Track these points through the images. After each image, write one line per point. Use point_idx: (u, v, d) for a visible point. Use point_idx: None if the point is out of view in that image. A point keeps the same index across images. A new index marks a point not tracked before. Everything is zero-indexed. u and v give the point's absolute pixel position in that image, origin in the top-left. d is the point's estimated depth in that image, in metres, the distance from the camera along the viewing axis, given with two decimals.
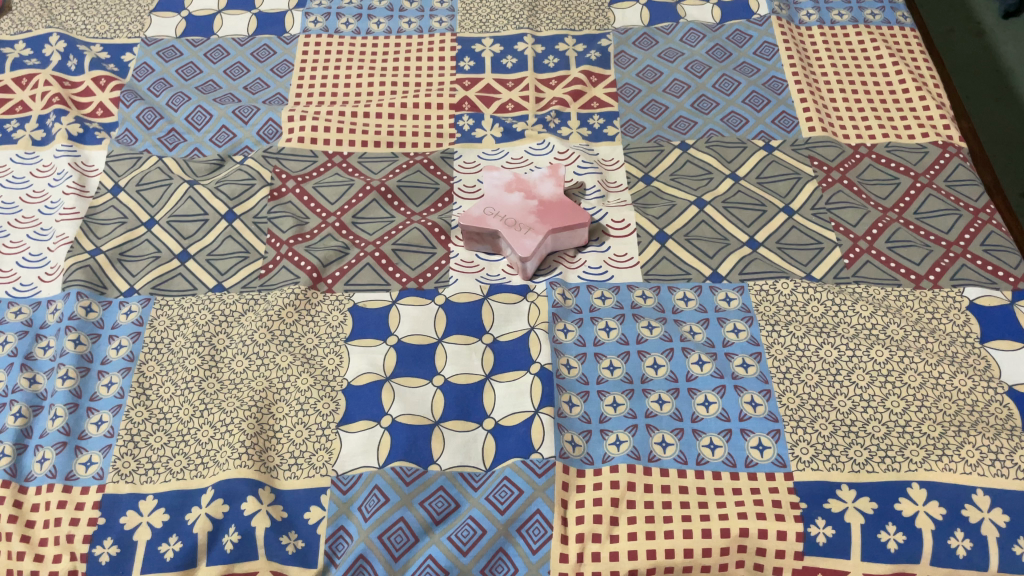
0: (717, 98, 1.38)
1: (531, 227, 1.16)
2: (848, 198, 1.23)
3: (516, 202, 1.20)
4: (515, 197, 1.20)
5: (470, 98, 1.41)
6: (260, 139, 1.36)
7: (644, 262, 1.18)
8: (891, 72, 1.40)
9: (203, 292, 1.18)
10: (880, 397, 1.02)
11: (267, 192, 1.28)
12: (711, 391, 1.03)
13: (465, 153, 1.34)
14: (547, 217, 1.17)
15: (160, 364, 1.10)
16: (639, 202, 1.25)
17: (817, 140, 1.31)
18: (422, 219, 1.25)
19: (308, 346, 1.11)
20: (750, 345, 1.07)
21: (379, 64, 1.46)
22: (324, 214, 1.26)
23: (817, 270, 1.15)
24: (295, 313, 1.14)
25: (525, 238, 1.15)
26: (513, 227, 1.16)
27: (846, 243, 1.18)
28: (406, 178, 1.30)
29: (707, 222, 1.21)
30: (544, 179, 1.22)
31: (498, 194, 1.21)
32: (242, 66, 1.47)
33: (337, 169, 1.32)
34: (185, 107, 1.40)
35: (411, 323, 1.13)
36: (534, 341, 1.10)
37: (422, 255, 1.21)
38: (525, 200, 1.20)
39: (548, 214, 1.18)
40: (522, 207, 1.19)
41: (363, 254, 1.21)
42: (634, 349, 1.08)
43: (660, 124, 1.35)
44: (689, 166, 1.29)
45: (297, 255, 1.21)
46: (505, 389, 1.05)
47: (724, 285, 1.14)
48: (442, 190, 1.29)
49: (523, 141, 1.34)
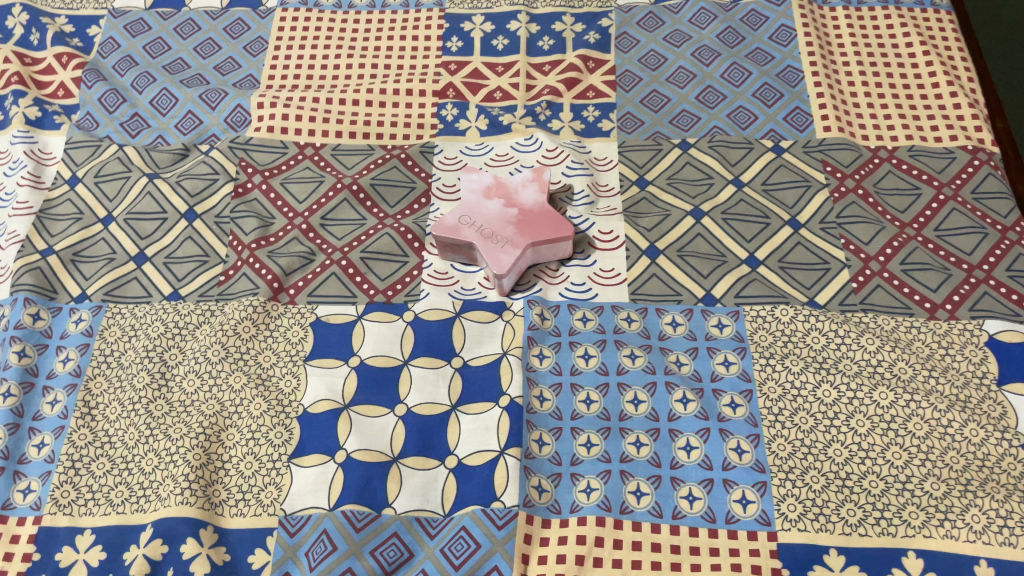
0: (725, 90, 1.25)
1: (510, 240, 1.07)
2: (862, 211, 1.12)
3: (495, 209, 1.10)
4: (494, 204, 1.10)
5: (455, 84, 1.29)
6: (228, 127, 1.26)
7: (632, 279, 1.08)
8: (920, 63, 1.26)
9: (157, 300, 1.10)
10: (880, 446, 0.93)
11: (231, 189, 1.19)
12: (694, 434, 0.94)
13: (446, 148, 1.23)
14: (527, 230, 1.07)
15: (108, 381, 1.04)
16: (630, 210, 1.14)
17: (832, 141, 1.19)
18: (395, 223, 1.16)
19: (264, 365, 1.04)
20: (740, 382, 0.98)
21: (360, 44, 1.35)
22: (291, 214, 1.17)
23: (821, 295, 1.05)
24: (253, 328, 1.06)
25: (501, 253, 1.05)
26: (490, 239, 1.07)
27: (855, 264, 1.07)
28: (381, 175, 1.20)
29: (703, 236, 1.11)
30: (526, 184, 1.12)
31: (475, 200, 1.11)
32: (214, 43, 1.37)
33: (308, 163, 1.23)
34: (149, 89, 1.31)
35: (376, 342, 1.05)
36: (505, 368, 1.01)
37: (393, 264, 1.12)
38: (503, 208, 1.10)
39: (529, 226, 1.08)
40: (501, 215, 1.09)
41: (330, 261, 1.12)
42: (614, 382, 0.99)
43: (659, 119, 1.24)
44: (688, 170, 1.18)
45: (259, 262, 1.12)
46: (471, 423, 0.97)
47: (717, 309, 1.05)
48: (419, 190, 1.19)
49: (509, 135, 1.23)
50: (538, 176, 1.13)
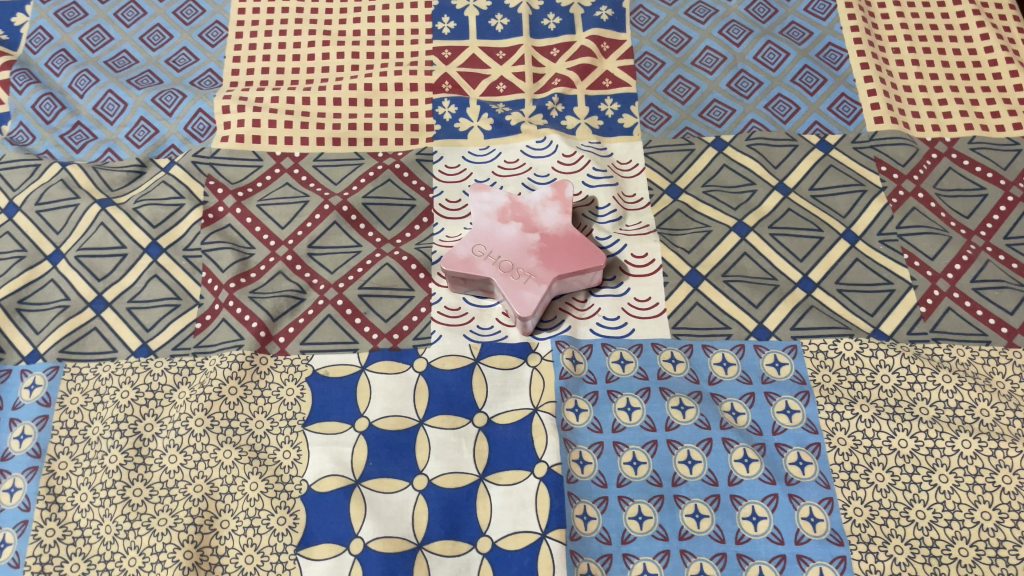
0: (761, 75, 1.10)
1: (533, 274, 0.92)
2: (925, 218, 0.99)
3: (513, 235, 0.95)
4: (511, 229, 0.95)
5: (451, 75, 1.13)
6: (189, 137, 1.09)
7: (672, 310, 0.95)
8: (975, 37, 1.13)
9: (124, 356, 0.95)
10: (967, 505, 0.83)
11: (199, 215, 1.03)
12: (759, 501, 0.83)
13: (447, 154, 1.07)
14: (552, 259, 0.93)
15: (74, 461, 0.89)
16: (664, 225, 1.00)
17: (885, 135, 1.05)
18: (395, 250, 1.01)
19: (257, 434, 0.90)
20: (806, 435, 0.87)
21: (337, 28, 1.17)
22: (274, 244, 1.01)
23: (886, 323, 0.93)
24: (240, 389, 0.92)
25: (525, 291, 0.91)
26: (510, 273, 0.92)
27: (923, 283, 0.95)
28: (374, 191, 1.04)
29: (750, 255, 0.97)
30: (547, 204, 0.97)
31: (489, 225, 0.96)
32: (163, 32, 1.18)
33: (288, 177, 1.06)
34: (92, 92, 1.12)
35: (385, 397, 0.91)
36: (537, 427, 0.88)
37: (397, 300, 0.98)
38: (523, 234, 0.95)
39: (553, 256, 0.93)
40: (521, 243, 0.94)
41: (323, 301, 0.97)
42: (662, 439, 0.87)
43: (688, 112, 1.09)
44: (725, 173, 1.03)
45: (240, 304, 0.97)
46: (504, 497, 0.85)
47: (772, 344, 0.92)
48: (420, 208, 1.04)
49: (518, 137, 1.08)
50: (559, 193, 0.98)
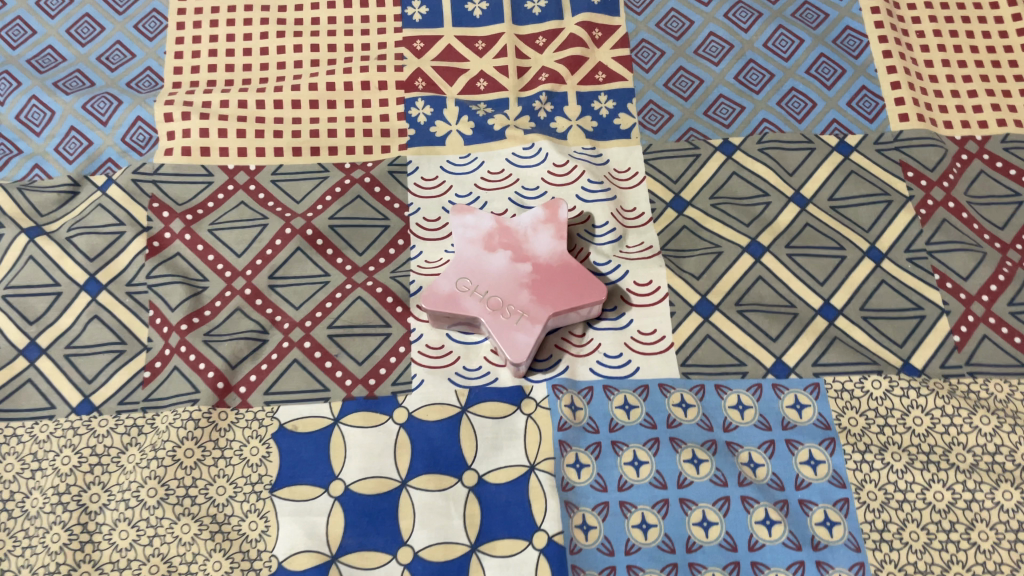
0: (772, 66, 0.99)
1: (526, 311, 0.82)
2: (957, 232, 0.89)
3: (502, 266, 0.84)
4: (500, 258, 0.84)
5: (425, 71, 1.00)
6: (128, 149, 0.96)
7: (680, 345, 0.85)
8: (1005, 19, 1.02)
9: (63, 413, 0.84)
10: (1011, 567, 0.75)
11: (143, 244, 0.90)
12: (784, 568, 0.75)
13: (422, 164, 0.95)
14: (546, 294, 0.82)
15: (11, 539, 0.78)
16: (669, 246, 0.90)
17: (911, 135, 0.94)
18: (367, 280, 0.89)
19: (219, 502, 0.80)
20: (833, 490, 0.78)
21: (294, 17, 1.03)
22: (230, 275, 0.90)
23: (917, 355, 0.84)
24: (198, 451, 0.81)
25: (518, 332, 0.81)
26: (500, 311, 0.82)
27: (955, 308, 0.86)
28: (342, 211, 0.92)
29: (765, 280, 0.87)
30: (538, 228, 0.86)
31: (474, 254, 0.85)
32: (93, 23, 1.04)
33: (243, 195, 0.93)
34: (13, 97, 0.98)
35: (362, 455, 0.81)
36: (535, 488, 0.79)
37: (372, 339, 0.87)
38: (512, 263, 0.84)
39: (548, 290, 0.83)
40: (510, 275, 0.83)
41: (288, 342, 0.86)
42: (674, 497, 0.78)
43: (691, 110, 0.97)
44: (736, 183, 0.93)
45: (193, 350, 0.86)
46: (500, 570, 0.76)
47: (792, 383, 0.83)
48: (394, 230, 0.92)
49: (503, 143, 0.96)
50: (551, 214, 0.86)
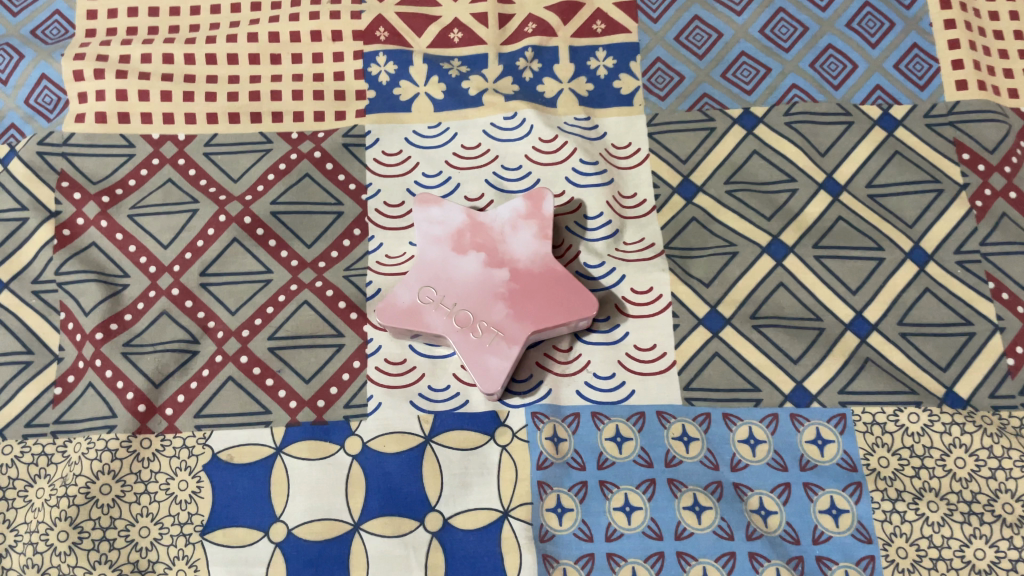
0: (806, 18, 0.83)
1: (501, 328, 0.68)
2: (1017, 230, 0.75)
3: (473, 272, 0.70)
4: (470, 262, 0.71)
5: (390, 19, 0.85)
6: (32, 113, 0.82)
7: (684, 365, 0.72)
8: None
9: None
10: None
11: (52, 232, 0.77)
12: None
13: (384, 134, 0.80)
14: (525, 307, 0.69)
15: None
16: (675, 243, 0.75)
17: (968, 107, 0.79)
18: (316, 279, 0.75)
19: (142, 546, 0.68)
20: (858, 546, 0.66)
21: None
22: (154, 271, 0.76)
23: (963, 382, 0.71)
24: (117, 486, 0.70)
25: (490, 354, 0.68)
26: (470, 328, 0.68)
27: (1011, 325, 0.73)
28: (286, 193, 0.78)
29: (787, 287, 0.74)
30: (518, 225, 0.72)
31: (441, 255, 0.71)
32: None
33: (171, 171, 0.79)
34: None
35: (308, 493, 0.69)
36: (508, 539, 0.68)
37: (320, 352, 0.74)
38: (486, 269, 0.70)
39: (527, 302, 0.69)
40: (483, 283, 0.70)
41: (222, 355, 0.73)
42: (670, 551, 0.66)
43: (706, 71, 0.81)
44: (757, 165, 0.77)
45: (110, 364, 0.73)
46: None
47: (814, 413, 0.70)
48: (348, 217, 0.77)
49: (479, 111, 0.81)
50: (532, 207, 0.72)
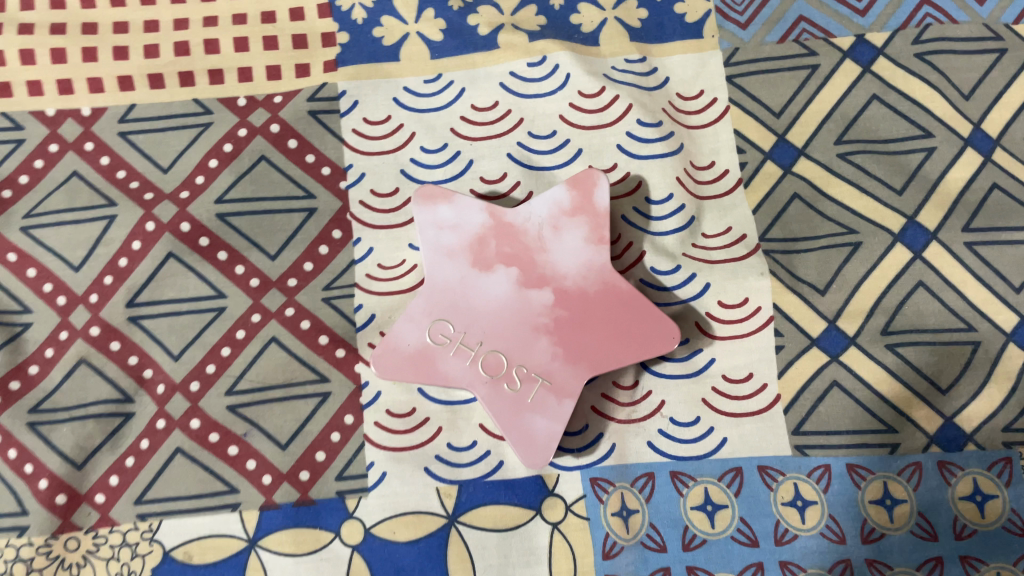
0: None
1: (548, 376, 0.49)
2: None
3: (504, 296, 0.51)
4: (499, 283, 0.51)
5: None
6: None
7: (792, 402, 0.53)
8: None
9: None
10: None
11: None
12: None
13: (364, 95, 0.58)
14: (580, 345, 0.50)
15: None
16: (772, 233, 0.55)
17: None
18: (285, 303, 0.55)
19: None
20: None
21: None
22: (64, 304, 0.56)
23: None
24: None
25: (534, 412, 0.49)
26: (504, 378, 0.49)
27: None
28: (235, 186, 0.57)
29: (928, 286, 0.54)
30: (560, 226, 0.52)
31: (457, 274, 0.51)
32: None
33: (76, 161, 0.57)
34: None
35: None
36: None
37: (298, 405, 0.54)
38: (520, 292, 0.51)
39: (582, 337, 0.50)
40: (519, 313, 0.50)
41: (166, 417, 0.54)
42: None
43: None
44: (876, 116, 0.57)
45: (15, 440, 0.53)
46: None
47: (969, 459, 0.52)
48: (324, 214, 0.57)
49: (493, 56, 0.59)
50: (580, 199, 0.52)
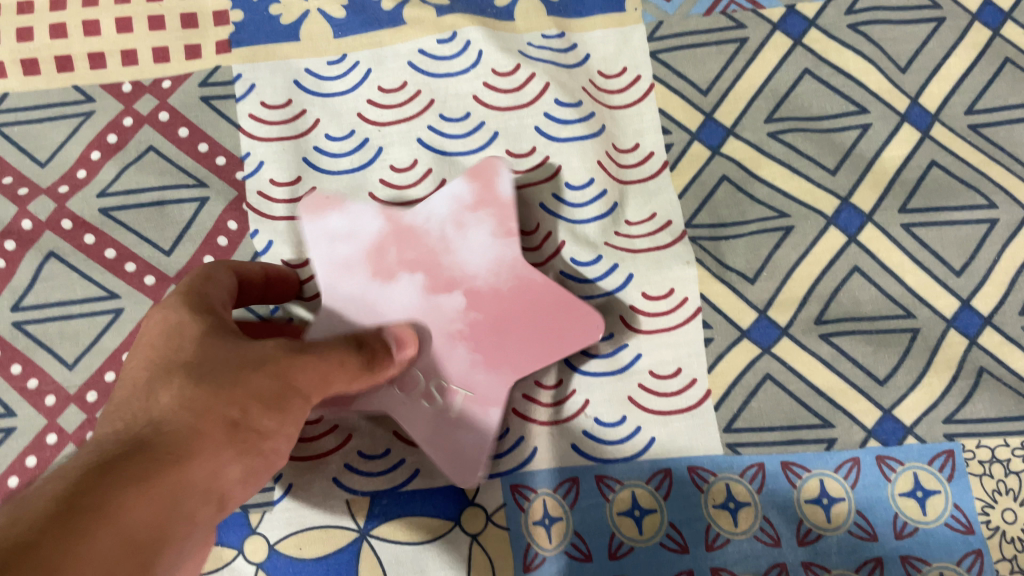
0: None
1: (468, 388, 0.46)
2: None
3: (411, 306, 0.47)
4: (404, 293, 0.47)
5: None
6: None
7: (724, 398, 0.50)
8: None
9: None
10: None
11: None
12: None
13: (262, 78, 0.54)
14: (500, 351, 0.46)
15: None
16: (700, 219, 0.52)
17: None
18: None
19: None
20: None
21: None
22: None
23: None
24: None
25: (459, 428, 0.46)
26: (422, 396, 0.46)
27: None
28: (119, 178, 0.53)
29: (864, 272, 0.51)
30: (466, 224, 0.48)
31: (359, 290, 0.48)
32: None
33: None
34: None
35: None
36: None
37: None
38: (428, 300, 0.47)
39: (501, 342, 0.46)
40: (429, 323, 0.47)
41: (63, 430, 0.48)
42: None
43: None
44: (809, 91, 0.54)
45: None
46: None
47: (909, 453, 0.49)
48: (217, 202, 0.52)
49: (400, 33, 0.55)
50: (482, 189, 0.48)
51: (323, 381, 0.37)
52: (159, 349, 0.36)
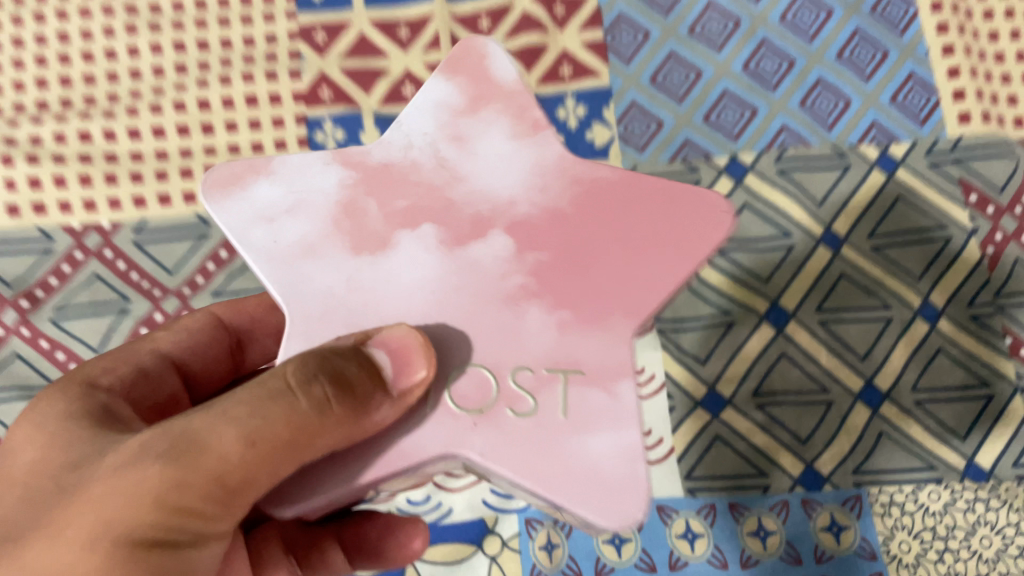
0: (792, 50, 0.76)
1: (574, 377, 0.36)
2: None
3: (418, 280, 0.38)
4: (401, 263, 0.38)
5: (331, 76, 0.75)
6: None
7: (684, 452, 0.66)
8: None
9: None
10: None
11: None
12: None
13: None
14: (585, 295, 0.37)
15: None
16: (665, 315, 0.69)
17: (976, 143, 0.73)
18: None
19: None
20: None
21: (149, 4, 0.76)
22: None
23: (984, 455, 0.65)
24: None
25: (582, 433, 0.35)
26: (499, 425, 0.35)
27: None
28: (229, 283, 0.70)
29: (790, 357, 0.67)
30: (469, 124, 0.41)
31: (345, 279, 0.38)
32: None
33: (97, 265, 0.70)
34: None
35: None
36: None
37: None
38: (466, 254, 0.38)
39: (585, 284, 0.37)
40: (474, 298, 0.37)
41: None
42: None
43: (688, 115, 0.75)
44: (749, 219, 0.71)
45: None
46: None
47: (827, 496, 0.64)
48: None
49: None
50: (472, 81, 0.42)
51: (212, 473, 0.34)
52: (10, 476, 0.38)
